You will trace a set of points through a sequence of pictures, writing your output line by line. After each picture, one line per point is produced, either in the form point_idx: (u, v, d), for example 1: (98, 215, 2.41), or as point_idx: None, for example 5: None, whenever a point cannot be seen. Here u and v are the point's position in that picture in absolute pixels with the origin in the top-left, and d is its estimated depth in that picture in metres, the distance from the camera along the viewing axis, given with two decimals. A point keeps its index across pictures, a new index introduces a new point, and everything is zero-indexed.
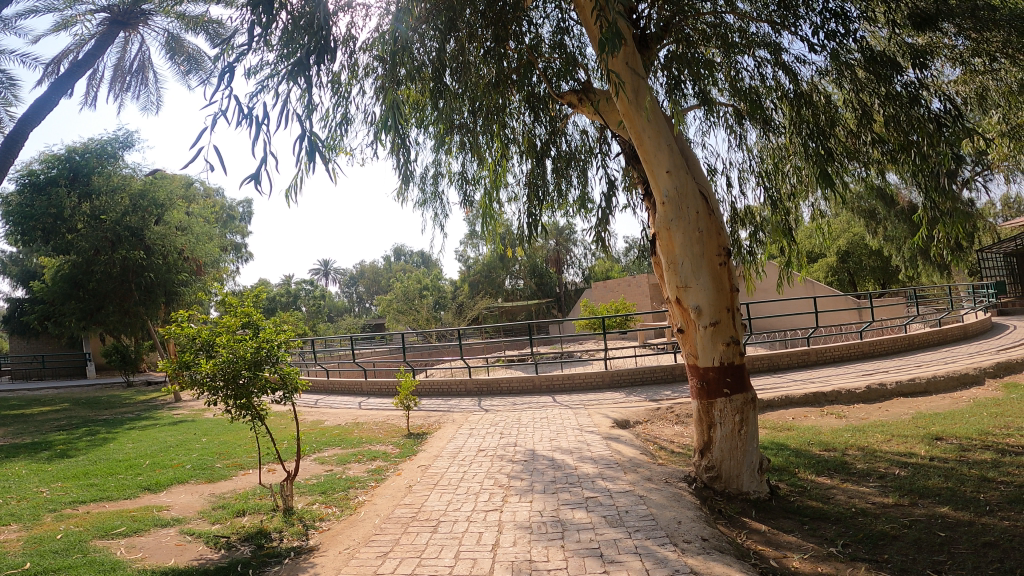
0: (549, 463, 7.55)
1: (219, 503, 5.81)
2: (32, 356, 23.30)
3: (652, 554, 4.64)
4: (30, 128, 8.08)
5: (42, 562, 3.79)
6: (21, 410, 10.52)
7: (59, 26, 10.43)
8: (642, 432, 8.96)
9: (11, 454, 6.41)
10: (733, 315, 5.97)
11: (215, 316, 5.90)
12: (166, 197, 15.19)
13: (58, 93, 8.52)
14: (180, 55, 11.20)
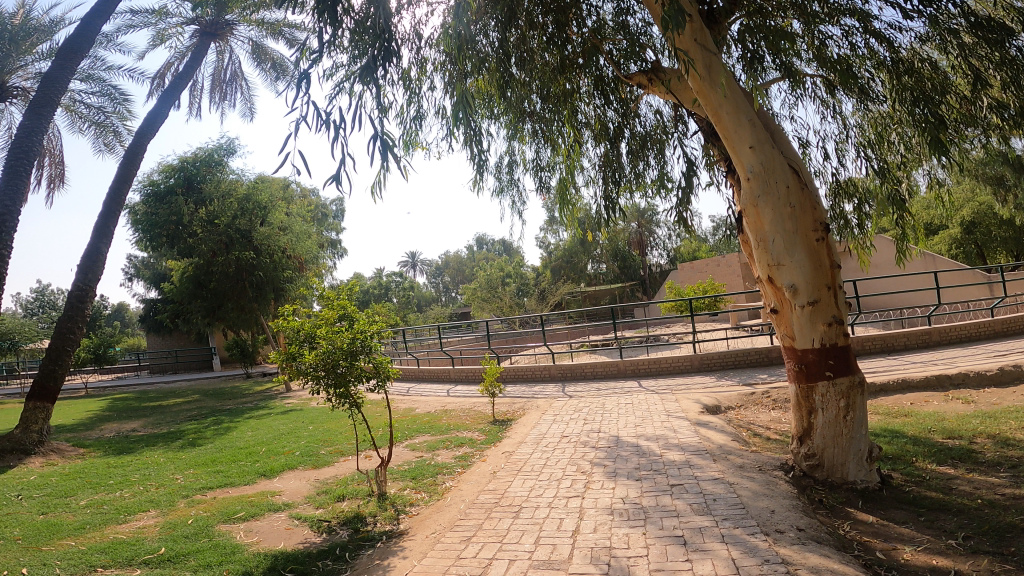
0: (634, 449, 7.50)
1: (322, 488, 6.38)
2: (166, 351, 26.25)
3: (740, 543, 4.51)
4: (147, 139, 9.08)
5: (176, 547, 4.03)
6: (160, 401, 11.99)
7: (157, 40, 11.50)
8: (734, 418, 8.63)
9: (152, 443, 7.38)
10: (834, 294, 5.54)
11: (317, 309, 6.35)
12: (267, 199, 16.63)
13: (166, 104, 9.47)
14: (266, 61, 12.00)
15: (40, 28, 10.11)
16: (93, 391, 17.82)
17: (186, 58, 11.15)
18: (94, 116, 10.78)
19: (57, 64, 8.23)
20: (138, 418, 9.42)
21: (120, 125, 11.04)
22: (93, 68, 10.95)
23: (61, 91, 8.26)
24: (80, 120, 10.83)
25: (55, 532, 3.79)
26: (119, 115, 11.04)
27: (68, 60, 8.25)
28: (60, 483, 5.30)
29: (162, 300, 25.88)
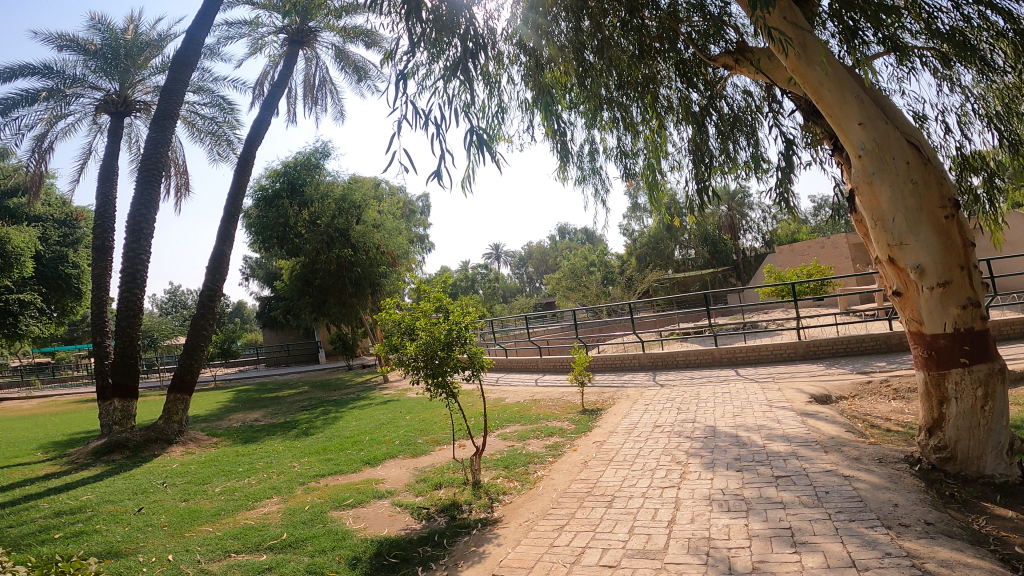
0: (732, 440, 7.20)
1: (421, 476, 6.78)
2: (280, 346, 28.70)
3: (857, 536, 4.06)
4: (255, 146, 9.88)
5: (296, 532, 4.45)
6: (275, 393, 13.20)
7: (254, 50, 12.38)
8: (846, 409, 8.10)
9: (272, 432, 8.18)
10: (968, 274, 4.89)
11: (413, 302, 6.71)
12: (361, 198, 17.62)
13: (269, 111, 10.24)
14: (349, 64, 12.53)
15: (149, 41, 11.14)
16: (220, 384, 19.83)
17: (280, 64, 11.90)
18: (209, 127, 11.86)
19: (171, 77, 8.83)
20: (259, 408, 10.46)
21: (231, 133, 12.05)
22: (200, 79, 11.99)
23: (177, 105, 8.92)
24: (198, 133, 11.97)
25: (195, 518, 4.23)
26: (228, 123, 12.04)
27: (182, 73, 8.84)
28: (199, 471, 6.01)
29: (274, 298, 28.19)
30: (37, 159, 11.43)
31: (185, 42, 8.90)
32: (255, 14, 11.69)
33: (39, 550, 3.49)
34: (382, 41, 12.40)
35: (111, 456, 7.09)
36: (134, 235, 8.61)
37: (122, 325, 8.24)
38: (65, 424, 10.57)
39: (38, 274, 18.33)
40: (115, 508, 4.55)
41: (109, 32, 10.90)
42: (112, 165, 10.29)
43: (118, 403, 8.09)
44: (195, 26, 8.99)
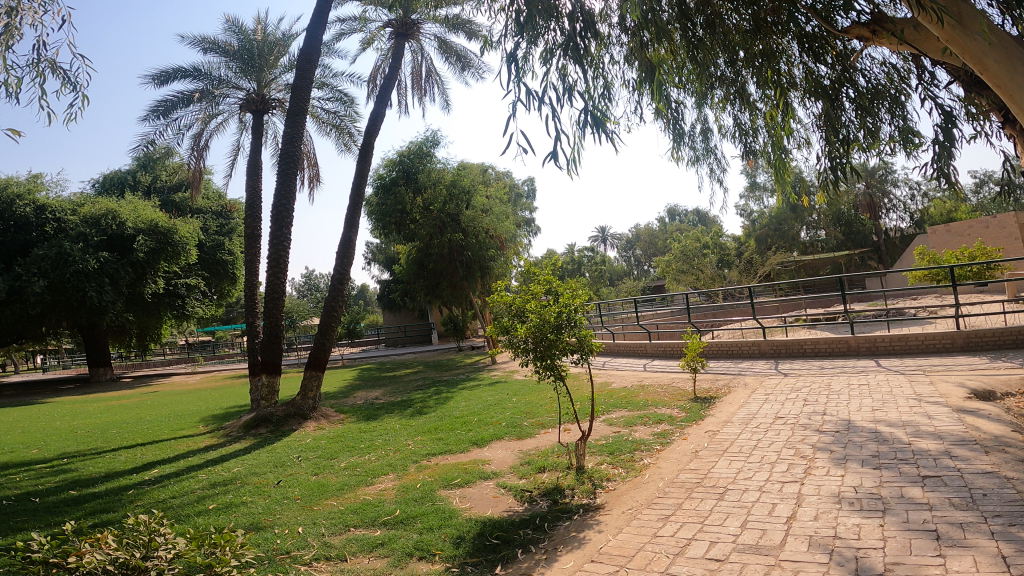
0: (871, 436, 6.47)
1: (525, 459, 6.97)
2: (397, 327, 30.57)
3: (1017, 541, 3.60)
4: (373, 137, 10.50)
5: (408, 509, 4.86)
6: (394, 371, 14.27)
7: (365, 44, 13.06)
8: (1015, 406, 7.03)
9: (391, 410, 8.92)
10: None
11: (523, 285, 6.68)
12: (470, 184, 18.13)
13: (383, 103, 10.84)
14: (452, 54, 12.84)
15: (278, 41, 12.17)
16: (347, 362, 21.61)
17: (390, 56, 12.43)
18: (333, 121, 12.83)
19: (299, 74, 9.65)
20: (380, 386, 11.49)
21: (352, 126, 12.94)
22: (322, 75, 12.89)
23: (305, 99, 9.73)
24: (325, 126, 12.98)
25: (323, 492, 4.83)
26: (349, 116, 12.90)
27: (307, 69, 9.63)
28: (328, 446, 6.75)
29: (394, 280, 30.01)
30: (196, 157, 13.03)
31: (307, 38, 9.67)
32: (364, 10, 12.30)
33: (197, 520, 4.18)
34: (481, 27, 12.56)
35: (258, 430, 8.13)
36: (278, 222, 9.53)
37: (270, 307, 9.22)
38: (223, 398, 12.22)
39: (201, 260, 21.15)
40: (259, 480, 5.28)
41: (245, 34, 12.00)
42: (256, 160, 11.49)
43: (267, 378, 9.10)
44: (314, 22, 9.70)
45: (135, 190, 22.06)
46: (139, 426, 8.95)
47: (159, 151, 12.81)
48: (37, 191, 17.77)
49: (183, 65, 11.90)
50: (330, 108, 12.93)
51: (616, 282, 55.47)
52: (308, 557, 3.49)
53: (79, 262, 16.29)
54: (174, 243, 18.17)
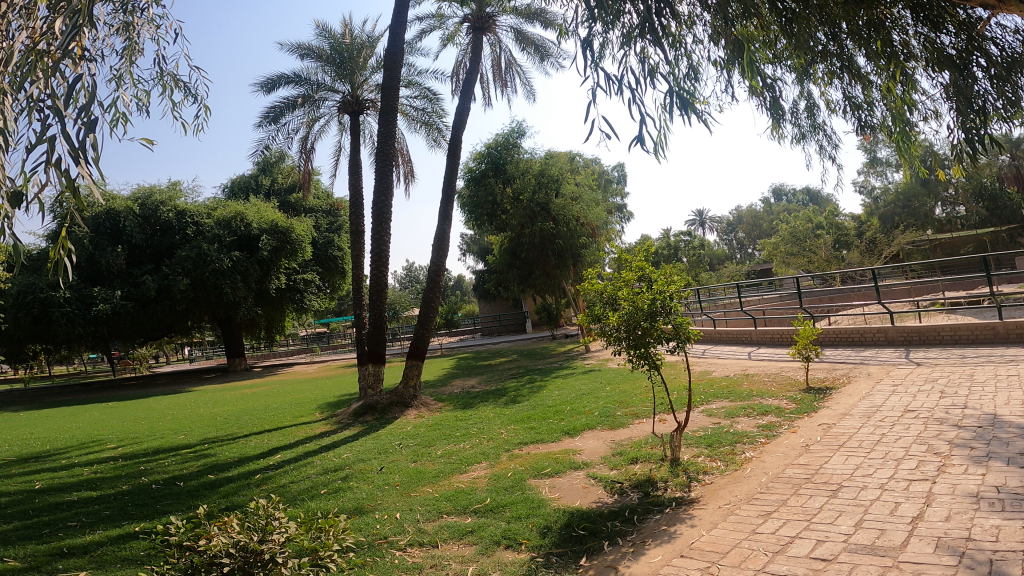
0: (1021, 430, 5.48)
1: (618, 451, 6.54)
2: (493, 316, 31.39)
3: None
4: (461, 132, 10.81)
5: (498, 498, 4.71)
6: (491, 360, 14.71)
7: (446, 41, 13.32)
8: None
9: (486, 399, 9.33)
10: None
11: (614, 271, 5.89)
12: (559, 172, 18.12)
13: (467, 98, 11.08)
14: (530, 45, 12.77)
15: (365, 43, 12.79)
16: (447, 351, 22.52)
17: (469, 52, 12.62)
18: (422, 118, 13.33)
19: (387, 74, 10.14)
20: (476, 374, 11.98)
21: (440, 122, 13.38)
22: (408, 73, 13.37)
23: (395, 98, 10.24)
24: (414, 123, 13.49)
25: (419, 479, 5.25)
26: (436, 113, 13.34)
27: (393, 69, 10.10)
28: (427, 434, 7.24)
29: (489, 270, 30.74)
30: (305, 159, 14.14)
31: (392, 37, 10.13)
32: (441, 8, 12.55)
33: (311, 503, 4.71)
34: (557, 16, 12.39)
35: (365, 418, 8.81)
36: (378, 220, 10.19)
37: (375, 300, 9.90)
38: (336, 386, 13.32)
39: (315, 257, 22.98)
40: (364, 467, 5.81)
41: (336, 38, 12.73)
42: (356, 159, 12.25)
43: (373, 368, 9.80)
44: (396, 21, 10.11)
45: (257, 192, 24.34)
46: (265, 413, 10.05)
47: (274, 155, 14.04)
48: (176, 199, 20.08)
49: (287, 73, 12.88)
50: (419, 106, 13.42)
51: (720, 267, 52.80)
52: (403, 542, 3.82)
53: (215, 261, 18.34)
54: (292, 240, 19.99)
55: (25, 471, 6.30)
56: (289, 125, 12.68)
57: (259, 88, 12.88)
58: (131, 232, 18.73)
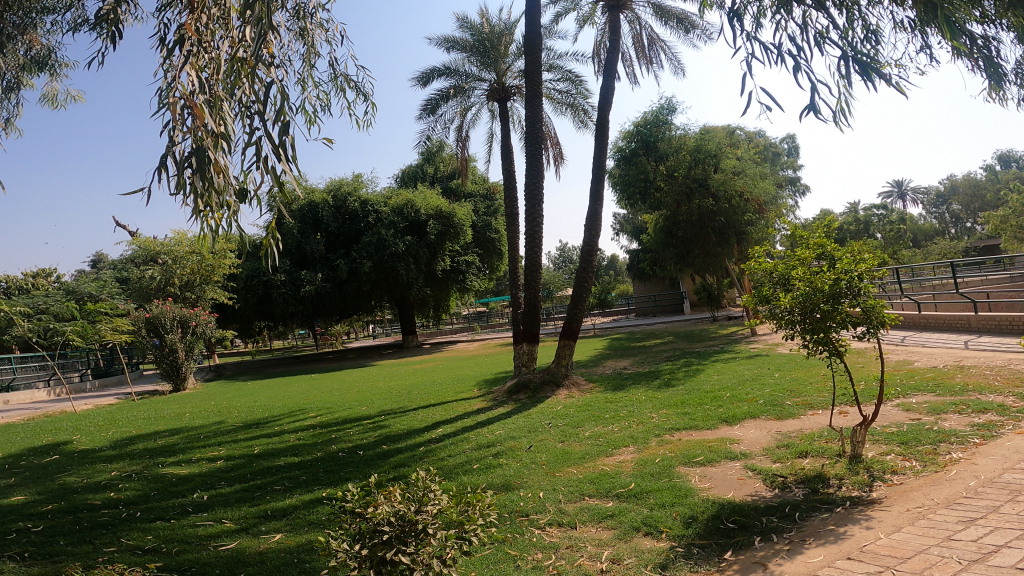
0: None
1: (784, 442, 5.71)
2: (649, 296, 30.48)
3: None
4: (608, 110, 10.55)
5: (643, 484, 4.58)
6: (646, 342, 14.33)
7: (582, 21, 12.83)
8: None
9: (638, 381, 9.16)
10: None
11: (785, 249, 4.96)
12: (716, 147, 17.00)
13: (610, 77, 10.68)
14: (670, 19, 11.84)
15: (504, 30, 12.94)
16: (601, 332, 22.38)
17: (604, 32, 12.11)
18: (566, 101, 13.18)
19: (528, 60, 10.25)
20: (630, 356, 11.74)
21: (585, 102, 13.13)
22: (547, 58, 13.25)
23: (538, 80, 10.32)
24: (559, 107, 13.37)
25: (566, 459, 5.33)
26: (581, 94, 13.13)
27: (534, 53, 10.17)
28: (576, 414, 7.31)
29: (645, 250, 29.80)
30: (462, 147, 14.87)
31: (529, 22, 10.17)
32: None
33: (464, 478, 5.02)
34: None
35: (518, 395, 9.13)
36: (531, 199, 10.35)
37: (530, 278, 10.14)
38: (495, 364, 14.00)
39: (475, 239, 24.25)
40: (514, 444, 6.05)
41: (477, 27, 13.09)
42: (507, 144, 12.55)
43: (528, 346, 10.08)
44: (531, 4, 10.10)
45: (423, 181, 26.28)
46: (430, 389, 10.93)
47: (434, 144, 15.01)
48: (359, 189, 22.51)
49: (437, 66, 13.58)
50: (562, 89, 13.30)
51: (926, 244, 44.93)
52: (542, 521, 3.92)
53: (393, 245, 20.37)
54: (455, 225, 21.46)
55: (250, 436, 7.41)
56: (445, 115, 13.41)
57: (416, 83, 13.80)
58: (326, 221, 21.49)
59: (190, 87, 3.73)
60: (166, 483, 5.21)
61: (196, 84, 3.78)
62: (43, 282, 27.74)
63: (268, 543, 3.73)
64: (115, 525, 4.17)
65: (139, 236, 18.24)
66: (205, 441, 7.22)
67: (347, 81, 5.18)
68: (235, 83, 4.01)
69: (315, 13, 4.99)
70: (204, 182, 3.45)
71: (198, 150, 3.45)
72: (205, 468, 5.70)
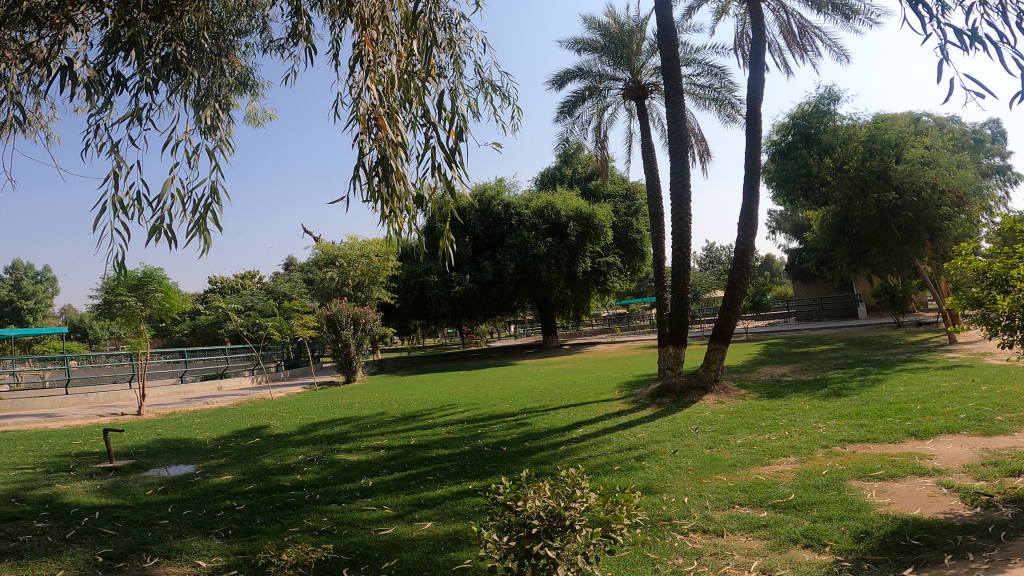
0: None
1: (992, 460, 4.79)
2: (813, 300, 27.69)
3: None
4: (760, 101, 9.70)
5: (804, 496, 4.11)
6: (810, 348, 13.00)
7: (721, 11, 12.00)
8: None
9: (800, 389, 8.33)
10: None
11: (1001, 245, 4.12)
12: (896, 136, 15.29)
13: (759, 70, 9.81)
14: (826, 6, 10.42)
15: (635, 28, 12.61)
16: (754, 336, 20.76)
17: (747, 23, 10.95)
18: (710, 95, 12.39)
19: (664, 57, 9.91)
20: (791, 363, 10.73)
21: (732, 96, 12.26)
22: (685, 53, 12.55)
23: (678, 76, 9.88)
24: (702, 102, 12.60)
25: (715, 466, 5.00)
26: (726, 88, 12.30)
27: (669, 49, 9.79)
28: (727, 420, 6.84)
29: (808, 248, 27.05)
30: (600, 147, 14.70)
31: (661, 18, 9.82)
32: None
33: (605, 478, 4.90)
34: None
35: (663, 399, 8.78)
36: (677, 199, 9.86)
37: (677, 280, 9.67)
38: (638, 367, 13.62)
39: (617, 241, 23.86)
40: (658, 448, 5.82)
41: (607, 26, 12.87)
42: (648, 143, 12.14)
43: (673, 350, 9.63)
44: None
45: (562, 183, 26.48)
46: (572, 389, 10.96)
47: (573, 146, 15.02)
48: (503, 193, 23.43)
49: (571, 69, 13.56)
50: (705, 83, 12.53)
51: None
52: (686, 526, 3.70)
53: (535, 246, 20.76)
54: (595, 225, 21.37)
55: (407, 428, 7.96)
56: (582, 117, 13.37)
57: (551, 87, 13.92)
58: (473, 224, 22.59)
59: (373, 102, 3.62)
60: (341, 469, 5.67)
61: (378, 99, 3.65)
62: (249, 283, 32.72)
63: (421, 530, 3.83)
64: (300, 506, 4.48)
65: (321, 241, 20.68)
66: (371, 430, 7.91)
67: (491, 89, 4.70)
68: (408, 100, 3.84)
69: (458, 22, 4.52)
70: (388, 187, 3.34)
71: (383, 157, 3.39)
72: (370, 456, 6.21)
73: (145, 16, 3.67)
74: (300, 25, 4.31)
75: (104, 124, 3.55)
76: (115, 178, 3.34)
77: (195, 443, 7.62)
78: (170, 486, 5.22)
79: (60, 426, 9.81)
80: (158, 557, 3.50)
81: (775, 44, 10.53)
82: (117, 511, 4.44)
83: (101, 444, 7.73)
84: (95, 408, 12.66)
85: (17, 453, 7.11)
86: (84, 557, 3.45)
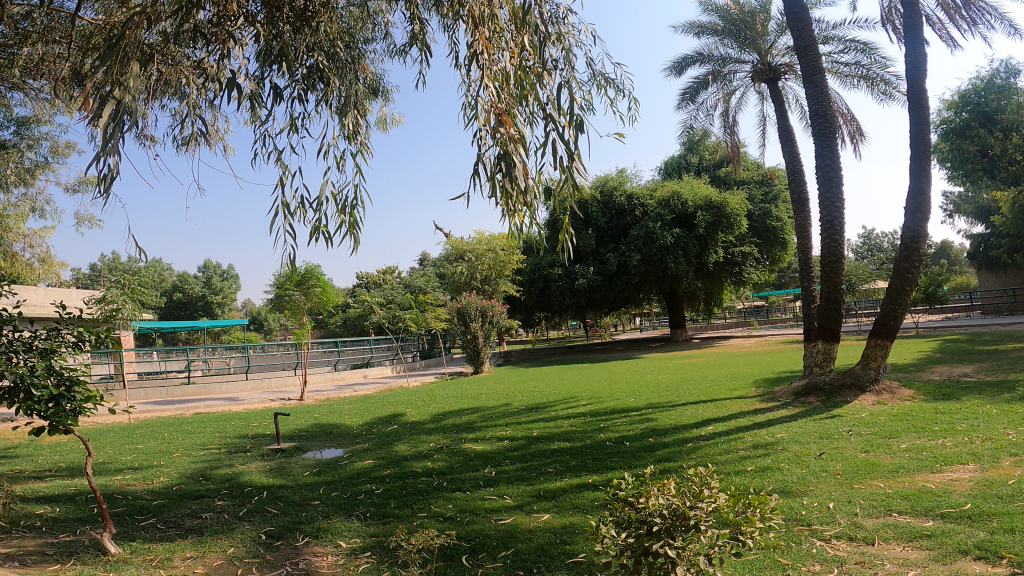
0: None
1: None
2: (1002, 291, 23.70)
3: None
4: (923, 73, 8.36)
5: (983, 506, 3.52)
6: (996, 346, 11.13)
7: None
8: None
9: (982, 392, 7.16)
10: None
11: None
12: None
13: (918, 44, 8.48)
14: None
15: (758, 7, 11.61)
16: (924, 332, 18.16)
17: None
18: (857, 73, 11.04)
19: (796, 38, 9.06)
20: (970, 362, 9.29)
21: (885, 72, 10.81)
22: (821, 31, 11.30)
23: (816, 54, 8.95)
24: (849, 81, 11.26)
25: (870, 471, 4.47)
26: (879, 63, 10.85)
27: (801, 29, 8.96)
28: (888, 424, 6.07)
29: (996, 233, 23.02)
30: (730, 132, 13.73)
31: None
32: None
33: (736, 478, 4.58)
34: None
35: (808, 398, 8.02)
36: (825, 183, 8.86)
37: (827, 272, 8.73)
38: (778, 362, 12.61)
39: (752, 229, 22.23)
40: (799, 449, 5.33)
41: (727, 8, 11.99)
42: (786, 125, 11.11)
43: (823, 345, 8.69)
44: None
45: (688, 171, 25.27)
46: (702, 384, 10.41)
47: (698, 133, 14.23)
48: (625, 183, 22.93)
49: (690, 54, 12.85)
50: (850, 61, 11.17)
51: None
52: (828, 533, 3.33)
53: (661, 237, 20.02)
54: (727, 215, 20.12)
55: (531, 419, 8.09)
56: (706, 102, 12.56)
57: (669, 75, 13.30)
58: (596, 216, 22.28)
59: (492, 98, 3.57)
60: (466, 457, 5.90)
61: (496, 95, 3.62)
62: (390, 277, 35.17)
63: (538, 521, 3.85)
64: (429, 492, 4.73)
65: (451, 238, 21.82)
66: (497, 421, 8.15)
67: (603, 82, 4.31)
68: (524, 96, 3.87)
69: (565, 16, 4.24)
70: (513, 183, 3.32)
71: (506, 152, 3.34)
72: (496, 446, 6.40)
73: (289, 30, 3.92)
74: (421, 31, 4.47)
75: (267, 133, 3.97)
76: (283, 185, 3.80)
77: (344, 428, 8.41)
78: (323, 468, 5.79)
79: (239, 409, 11.36)
80: (308, 537, 3.87)
81: (934, 16, 9.10)
82: (280, 491, 5.01)
83: (271, 425, 8.81)
84: (266, 392, 14.51)
85: (208, 433, 8.34)
86: (251, 535, 3.90)
